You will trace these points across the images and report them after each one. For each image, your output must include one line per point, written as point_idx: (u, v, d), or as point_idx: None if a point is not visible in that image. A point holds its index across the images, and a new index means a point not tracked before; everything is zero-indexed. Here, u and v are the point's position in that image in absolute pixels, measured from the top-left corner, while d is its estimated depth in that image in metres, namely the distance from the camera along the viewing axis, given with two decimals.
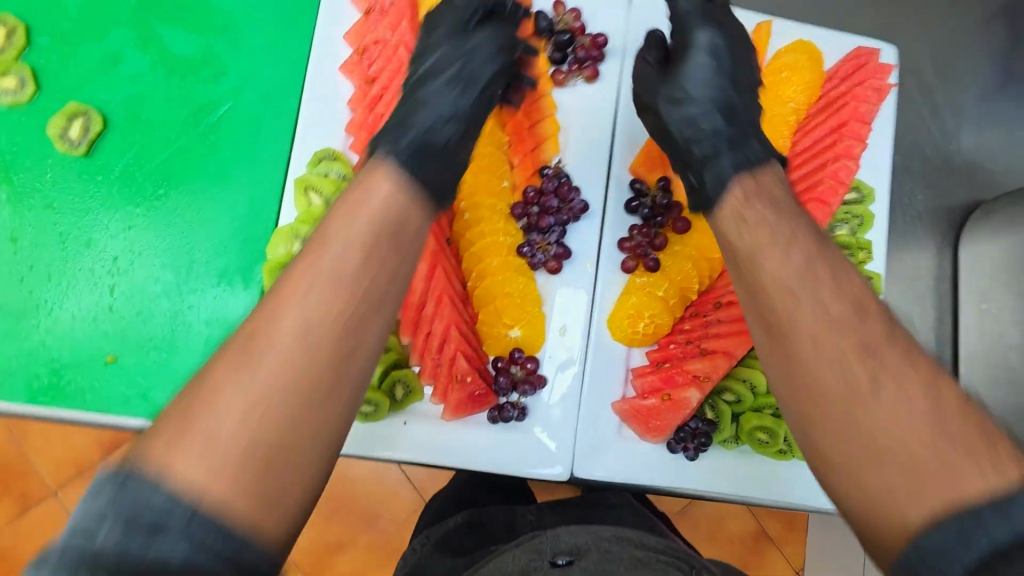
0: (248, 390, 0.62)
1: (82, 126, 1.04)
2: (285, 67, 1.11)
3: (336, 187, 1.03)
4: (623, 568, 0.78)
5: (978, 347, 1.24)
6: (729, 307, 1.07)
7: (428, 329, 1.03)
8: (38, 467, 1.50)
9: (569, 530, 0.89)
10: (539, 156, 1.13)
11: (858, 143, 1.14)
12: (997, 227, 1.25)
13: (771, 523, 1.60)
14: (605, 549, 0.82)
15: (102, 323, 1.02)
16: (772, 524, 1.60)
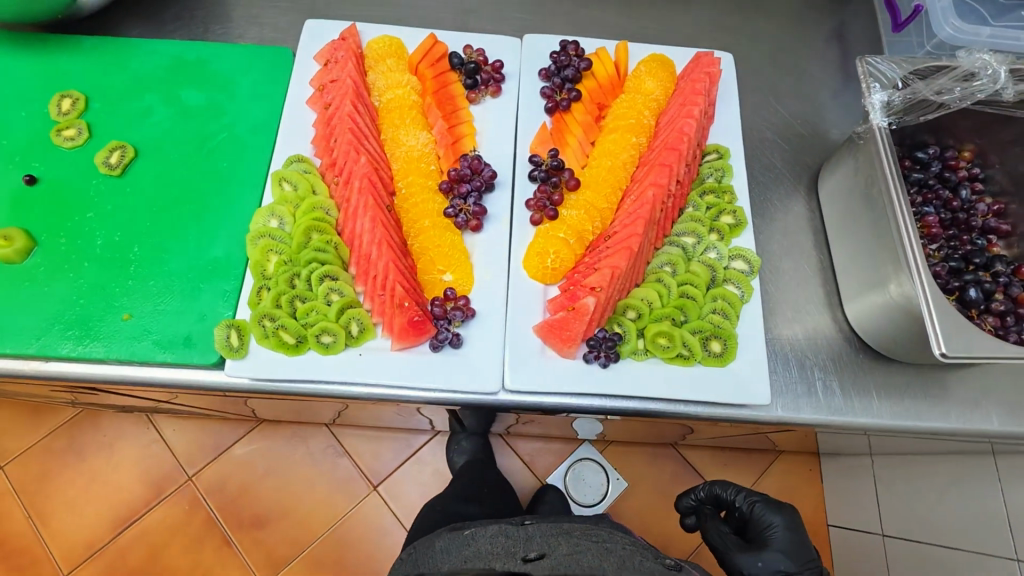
0: None
1: (120, 155, 1.42)
2: (268, 107, 1.51)
3: (304, 178, 1.37)
4: (589, 555, 1.15)
5: (844, 266, 1.44)
6: (615, 236, 1.34)
7: (374, 271, 1.30)
8: (54, 553, 2.16)
9: (542, 536, 1.26)
10: (459, 148, 1.48)
11: (696, 108, 1.44)
12: (832, 167, 1.49)
13: None
14: (572, 543, 1.20)
15: (123, 292, 1.31)
16: None
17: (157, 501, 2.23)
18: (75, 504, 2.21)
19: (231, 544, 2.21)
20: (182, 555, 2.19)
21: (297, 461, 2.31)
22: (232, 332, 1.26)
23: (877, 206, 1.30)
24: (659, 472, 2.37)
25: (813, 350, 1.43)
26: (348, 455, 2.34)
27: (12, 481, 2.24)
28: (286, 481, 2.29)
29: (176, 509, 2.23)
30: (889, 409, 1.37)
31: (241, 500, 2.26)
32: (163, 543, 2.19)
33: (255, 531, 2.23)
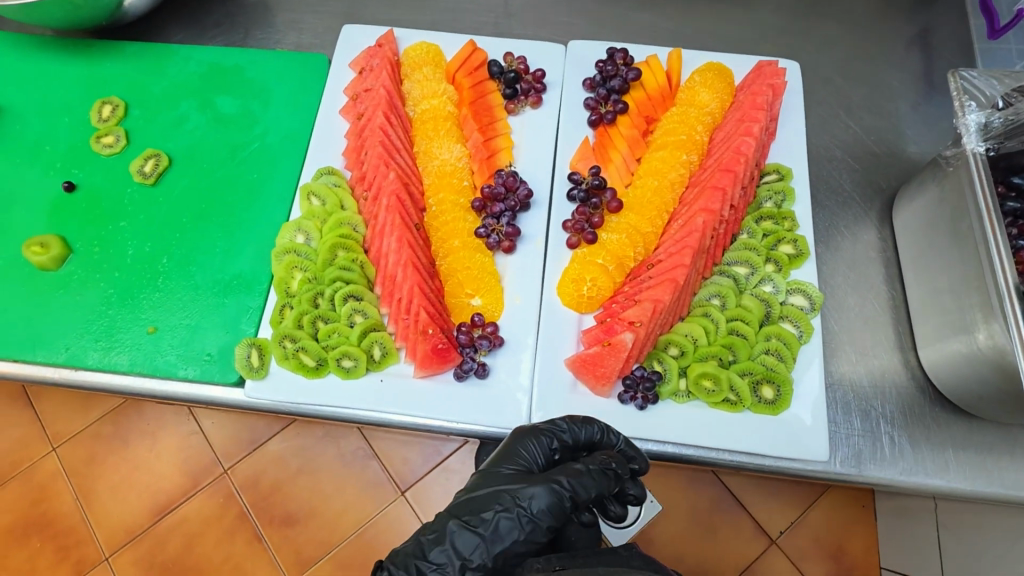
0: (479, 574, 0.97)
1: (154, 163, 1.41)
2: (301, 115, 1.47)
3: (332, 192, 1.33)
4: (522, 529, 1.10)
5: (920, 305, 1.27)
6: (658, 265, 1.23)
7: (399, 294, 1.24)
8: (98, 535, 2.16)
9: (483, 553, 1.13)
10: (494, 163, 1.39)
11: (756, 124, 1.30)
12: (912, 192, 1.32)
13: None
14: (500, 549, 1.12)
15: (150, 303, 1.29)
16: None
17: (195, 491, 2.24)
18: (119, 489, 2.22)
19: (262, 538, 2.19)
20: (214, 549, 2.18)
21: (330, 461, 2.27)
22: (253, 352, 1.22)
23: (968, 241, 1.12)
24: (695, 500, 2.23)
25: (879, 399, 1.27)
26: (378, 459, 2.30)
27: (63, 463, 2.27)
28: (318, 481, 2.25)
29: (210, 503, 2.23)
30: (968, 472, 1.20)
31: (273, 497, 2.24)
32: (197, 535, 2.18)
33: (285, 528, 2.20)
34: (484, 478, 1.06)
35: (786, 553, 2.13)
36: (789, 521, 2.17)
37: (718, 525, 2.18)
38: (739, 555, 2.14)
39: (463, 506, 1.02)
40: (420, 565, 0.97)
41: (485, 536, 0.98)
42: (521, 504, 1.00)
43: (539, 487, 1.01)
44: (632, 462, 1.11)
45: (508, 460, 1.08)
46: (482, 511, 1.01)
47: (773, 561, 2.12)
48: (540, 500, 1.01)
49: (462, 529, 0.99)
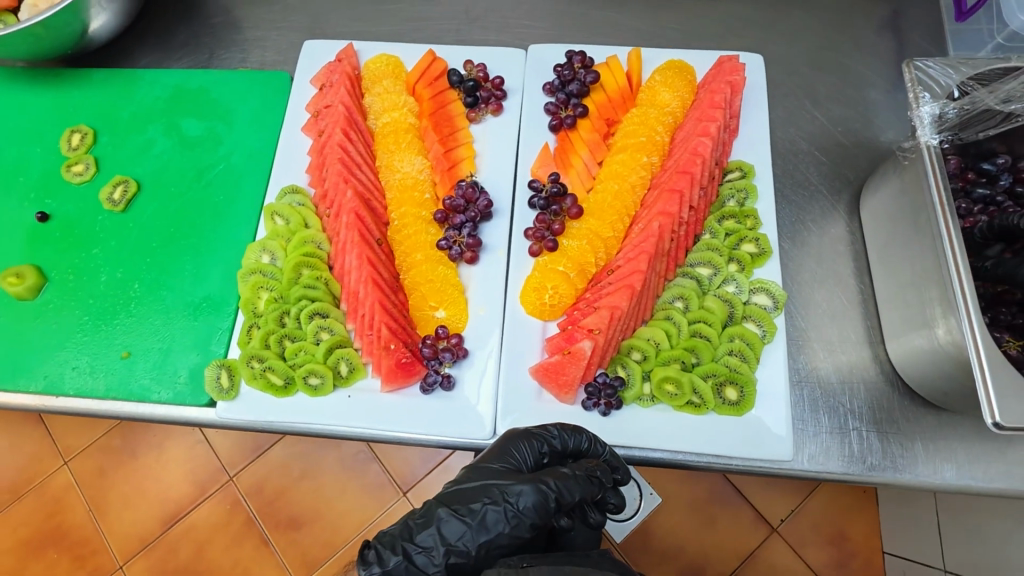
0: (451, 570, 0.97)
1: (122, 190, 1.43)
2: (265, 134, 1.49)
3: (295, 211, 1.34)
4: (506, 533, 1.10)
5: (885, 298, 1.26)
6: (617, 271, 1.24)
7: (362, 310, 1.26)
8: (112, 545, 2.17)
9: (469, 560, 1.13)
10: (456, 174, 1.40)
11: (713, 123, 1.30)
12: (876, 184, 1.30)
13: None
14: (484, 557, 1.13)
15: (123, 328, 1.33)
16: None
17: (203, 498, 2.26)
18: (130, 500, 2.24)
19: (270, 543, 2.20)
20: (224, 553, 2.18)
21: (331, 466, 2.30)
22: (223, 373, 1.24)
23: (927, 234, 1.11)
24: (694, 492, 2.21)
25: (847, 395, 1.26)
26: (379, 461, 2.33)
27: (75, 476, 2.28)
28: (322, 484, 2.28)
29: (218, 509, 2.24)
30: (937, 465, 1.19)
31: (278, 503, 2.25)
32: (206, 541, 2.20)
33: (291, 532, 2.21)
34: (472, 472, 1.08)
35: (788, 541, 2.12)
36: (789, 509, 2.17)
37: (717, 516, 2.17)
38: (740, 545, 2.13)
39: (452, 496, 1.04)
40: (407, 547, 0.98)
41: (473, 525, 1.00)
42: (506, 500, 1.02)
43: (527, 484, 1.02)
44: (614, 471, 1.15)
45: (500, 458, 1.10)
46: (471, 501, 1.02)
47: (776, 549, 2.11)
48: (527, 498, 1.01)
49: (449, 520, 1.00)
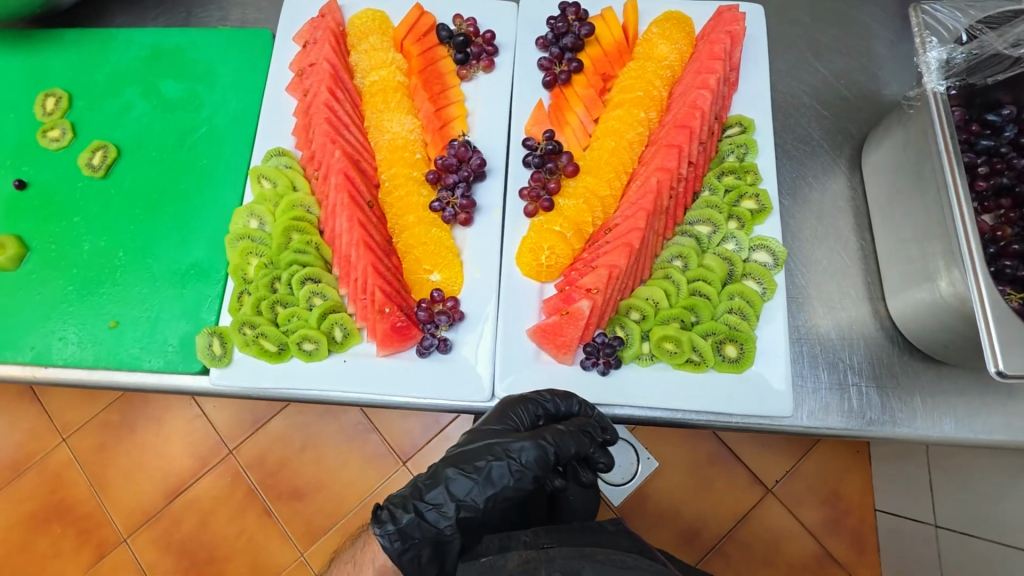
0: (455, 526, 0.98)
1: (102, 155, 1.39)
2: (249, 95, 1.43)
3: (282, 173, 1.30)
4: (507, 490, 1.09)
5: (887, 252, 1.24)
6: (616, 229, 1.21)
7: (355, 274, 1.23)
8: (115, 519, 2.18)
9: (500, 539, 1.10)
10: (447, 133, 1.35)
11: (712, 75, 1.25)
12: (880, 136, 1.26)
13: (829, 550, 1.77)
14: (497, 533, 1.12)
15: (109, 298, 1.29)
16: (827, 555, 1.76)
17: (204, 471, 2.26)
18: (131, 475, 2.23)
19: (272, 514, 2.21)
20: (228, 523, 2.20)
21: (332, 437, 2.30)
22: (215, 341, 1.22)
23: (931, 185, 1.08)
24: (692, 454, 2.22)
25: (847, 350, 1.26)
26: (378, 432, 2.32)
27: (75, 452, 2.27)
28: (320, 455, 2.28)
29: (220, 482, 2.24)
30: (935, 418, 1.20)
31: (280, 473, 2.26)
32: (210, 513, 2.21)
33: (293, 502, 2.23)
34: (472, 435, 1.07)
35: (782, 501, 2.15)
36: (784, 470, 2.19)
37: (715, 477, 2.19)
38: (738, 506, 2.16)
39: (457, 455, 1.03)
40: (418, 505, 0.98)
41: (477, 480, 0.99)
42: (506, 457, 1.01)
43: (527, 441, 1.01)
44: (604, 432, 1.11)
45: (501, 418, 1.09)
46: (474, 459, 1.01)
47: (772, 510, 2.14)
48: (528, 452, 1.01)
49: (454, 477, 1.00)
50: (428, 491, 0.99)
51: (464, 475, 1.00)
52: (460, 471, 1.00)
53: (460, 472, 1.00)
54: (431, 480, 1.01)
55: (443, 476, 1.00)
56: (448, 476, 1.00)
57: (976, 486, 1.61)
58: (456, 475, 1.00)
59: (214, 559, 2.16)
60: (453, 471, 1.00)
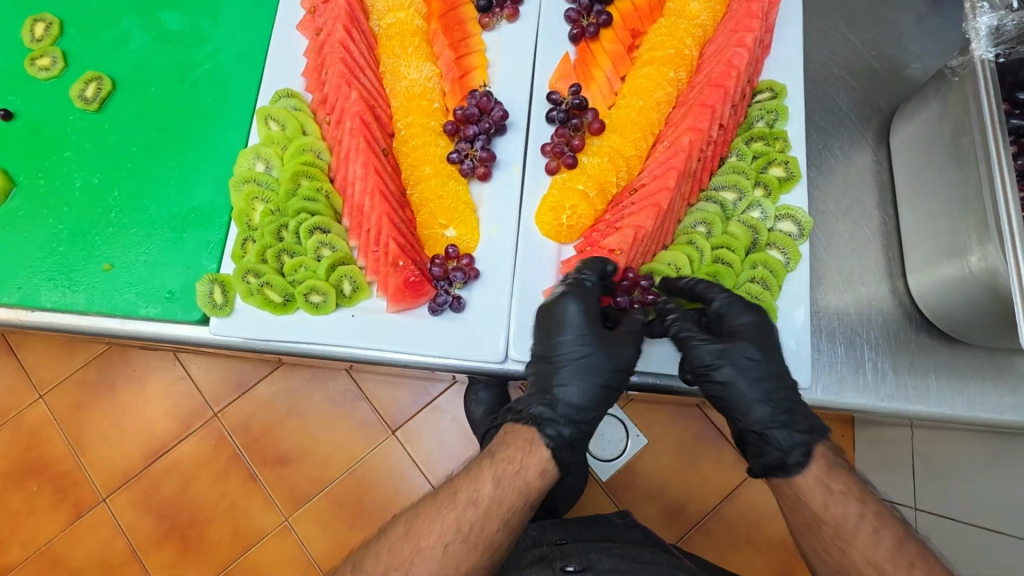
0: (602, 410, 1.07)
1: (96, 87, 1.29)
2: (255, 32, 1.34)
3: (292, 116, 1.23)
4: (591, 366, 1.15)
5: (912, 228, 1.22)
6: (641, 190, 1.17)
7: (367, 225, 1.17)
8: (94, 479, 2.02)
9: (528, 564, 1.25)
10: (468, 83, 1.29)
11: (749, 34, 1.20)
12: (913, 109, 1.23)
13: None
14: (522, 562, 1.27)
15: (103, 239, 1.22)
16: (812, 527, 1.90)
17: (187, 434, 2.05)
18: (109, 433, 2.06)
19: (256, 478, 2.01)
20: (211, 487, 2.01)
21: (319, 403, 2.07)
22: (216, 288, 1.16)
23: (970, 156, 1.05)
24: (681, 433, 1.99)
25: (865, 326, 1.24)
26: (368, 400, 2.07)
27: (51, 409, 2.09)
28: (308, 424, 2.05)
29: (203, 445, 2.04)
30: (949, 397, 1.19)
31: (265, 437, 2.04)
32: (192, 475, 2.02)
33: (278, 469, 2.02)
34: (565, 348, 1.06)
35: None
36: None
37: (700, 458, 1.97)
38: None
39: (575, 365, 1.05)
40: (570, 416, 1.03)
41: (602, 383, 1.05)
42: (625, 353, 1.05)
43: (628, 341, 1.05)
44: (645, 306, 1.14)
45: (578, 327, 1.06)
46: (595, 365, 1.04)
47: None
48: (633, 352, 1.05)
49: (585, 384, 1.04)
50: (567, 403, 1.04)
51: (592, 380, 1.04)
52: (586, 377, 1.04)
53: (587, 380, 1.04)
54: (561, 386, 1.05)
55: (572, 387, 1.04)
56: (578, 385, 1.04)
57: (936, 480, 1.49)
58: (584, 384, 1.04)
59: (194, 524, 1.99)
60: (583, 380, 1.04)
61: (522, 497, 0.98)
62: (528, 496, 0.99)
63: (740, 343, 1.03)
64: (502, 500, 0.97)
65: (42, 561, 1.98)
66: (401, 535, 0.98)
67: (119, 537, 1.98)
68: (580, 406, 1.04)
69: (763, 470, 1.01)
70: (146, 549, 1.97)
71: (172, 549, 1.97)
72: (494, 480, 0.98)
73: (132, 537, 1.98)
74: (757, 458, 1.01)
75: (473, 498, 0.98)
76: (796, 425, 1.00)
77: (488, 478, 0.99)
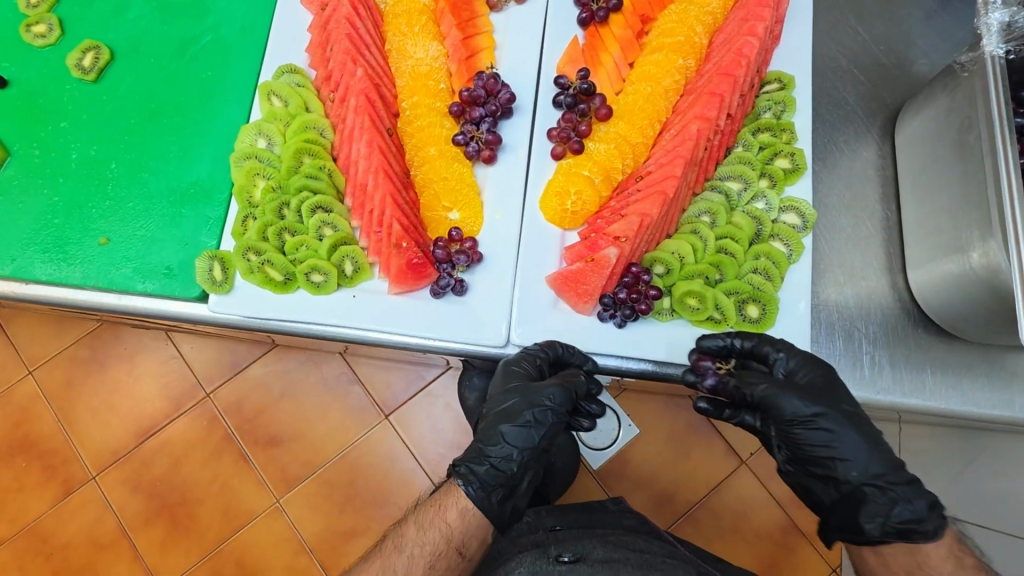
0: (524, 460, 1.05)
1: (94, 56, 1.26)
2: (258, 5, 1.31)
3: (295, 92, 1.21)
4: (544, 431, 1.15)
5: (914, 223, 1.23)
6: (647, 177, 1.17)
7: (370, 205, 1.16)
8: (83, 457, 2.01)
9: (524, 546, 1.23)
10: (475, 64, 1.27)
11: (760, 23, 1.19)
12: (919, 104, 1.24)
13: (800, 515, 1.91)
14: (519, 544, 1.24)
15: (99, 213, 1.20)
16: (801, 518, 1.91)
17: (178, 414, 2.04)
18: (99, 411, 2.04)
19: (248, 459, 2.00)
20: (201, 467, 2.00)
21: (313, 386, 2.06)
22: (215, 265, 1.14)
23: (975, 151, 1.05)
24: (674, 424, 2.01)
25: (864, 320, 1.25)
26: (362, 384, 2.07)
27: (40, 386, 2.07)
28: (301, 406, 2.04)
29: (195, 426, 2.03)
30: (944, 392, 1.20)
31: (257, 419, 2.04)
32: (183, 455, 2.01)
33: (270, 450, 2.01)
34: (493, 399, 1.09)
35: None
36: None
37: (691, 448, 1.98)
38: None
39: (497, 414, 1.07)
40: (484, 458, 1.04)
41: (523, 428, 1.05)
42: (538, 400, 1.04)
43: (548, 385, 1.05)
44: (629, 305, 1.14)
45: (506, 379, 1.08)
46: (514, 414, 1.05)
47: None
48: (551, 392, 1.04)
49: (502, 429, 1.05)
50: (485, 445, 1.05)
51: (512, 425, 1.05)
52: (507, 424, 1.05)
53: (505, 427, 1.05)
54: (488, 433, 1.06)
55: (490, 432, 1.06)
56: (497, 431, 1.05)
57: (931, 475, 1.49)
58: (503, 430, 1.05)
59: (184, 504, 1.98)
60: (504, 426, 1.05)
61: (445, 554, 1.00)
62: (455, 544, 1.01)
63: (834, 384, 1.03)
64: (429, 547, 1.00)
65: (30, 537, 1.97)
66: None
67: (109, 515, 1.97)
68: (500, 452, 1.04)
69: (888, 533, 0.95)
70: (135, 528, 1.96)
71: (162, 528, 1.96)
72: (417, 525, 1.03)
73: (122, 516, 1.97)
74: (878, 522, 0.96)
75: (398, 545, 1.02)
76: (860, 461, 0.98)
77: (412, 525, 1.03)
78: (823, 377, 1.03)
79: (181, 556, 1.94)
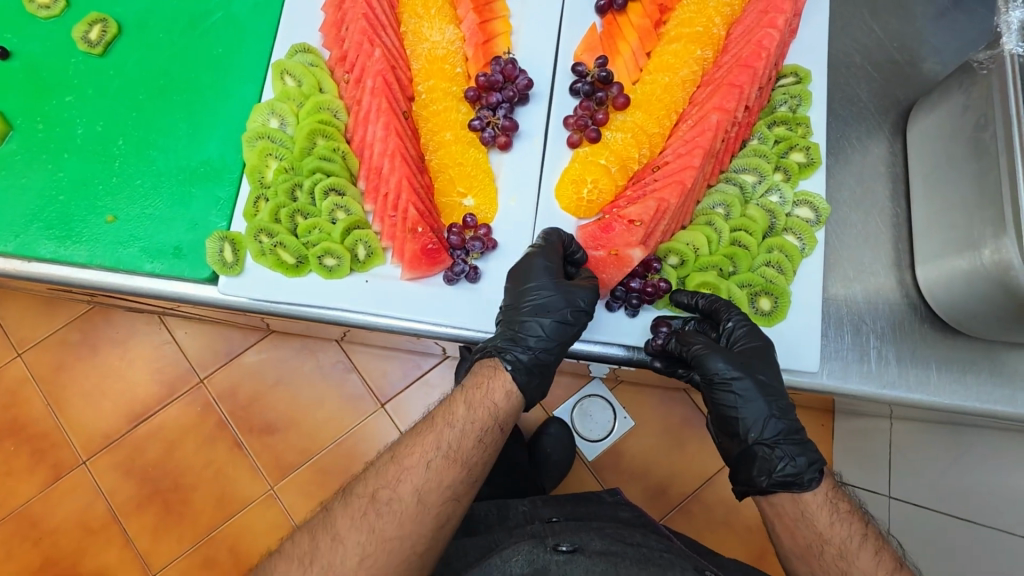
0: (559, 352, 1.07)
1: (100, 30, 1.23)
2: None
3: (309, 71, 1.19)
4: None
5: (924, 219, 1.24)
6: (665, 167, 1.16)
7: (386, 188, 1.15)
8: (74, 441, 1.98)
9: (518, 539, 1.19)
10: (491, 49, 1.25)
11: (780, 15, 1.19)
12: (933, 102, 1.25)
13: None
14: (514, 539, 1.20)
15: (105, 190, 1.17)
16: None
17: (172, 399, 2.02)
18: (92, 394, 2.01)
19: (242, 446, 1.98)
20: (195, 453, 1.98)
21: (311, 372, 2.04)
22: (226, 246, 1.12)
23: (990, 149, 1.06)
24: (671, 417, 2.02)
25: (871, 315, 1.26)
26: (358, 371, 2.05)
27: (30, 369, 2.03)
28: (298, 393, 2.03)
29: (189, 411, 2.01)
30: (948, 387, 1.22)
31: (252, 406, 2.02)
32: (177, 440, 1.99)
33: (265, 437, 1.99)
34: (527, 293, 1.07)
35: None
36: None
37: (686, 441, 1.97)
38: None
39: (533, 307, 1.06)
40: (524, 349, 1.04)
41: (561, 324, 1.06)
42: (578, 299, 1.07)
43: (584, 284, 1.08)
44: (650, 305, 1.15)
45: (536, 272, 1.08)
46: (552, 307, 1.06)
47: None
48: (589, 296, 1.07)
49: (542, 322, 1.05)
50: (523, 337, 1.05)
51: (550, 318, 1.05)
52: (545, 317, 1.05)
53: (542, 320, 1.05)
54: (521, 323, 1.06)
55: (527, 324, 1.05)
56: (534, 324, 1.05)
57: None
58: (540, 323, 1.05)
59: (177, 490, 1.96)
60: (543, 318, 1.05)
61: (492, 432, 0.97)
62: (500, 421, 0.99)
63: (754, 361, 1.04)
64: (478, 422, 0.97)
65: (19, 521, 1.94)
66: (386, 461, 0.95)
67: (100, 500, 1.95)
68: (540, 343, 1.05)
69: (772, 486, 0.96)
70: (126, 513, 1.94)
71: (154, 514, 1.94)
72: (466, 404, 0.98)
73: (113, 501, 1.95)
74: (766, 475, 0.97)
75: (449, 420, 0.96)
76: (808, 444, 0.99)
77: (460, 403, 0.99)
78: (758, 348, 1.06)
79: (173, 542, 1.92)
